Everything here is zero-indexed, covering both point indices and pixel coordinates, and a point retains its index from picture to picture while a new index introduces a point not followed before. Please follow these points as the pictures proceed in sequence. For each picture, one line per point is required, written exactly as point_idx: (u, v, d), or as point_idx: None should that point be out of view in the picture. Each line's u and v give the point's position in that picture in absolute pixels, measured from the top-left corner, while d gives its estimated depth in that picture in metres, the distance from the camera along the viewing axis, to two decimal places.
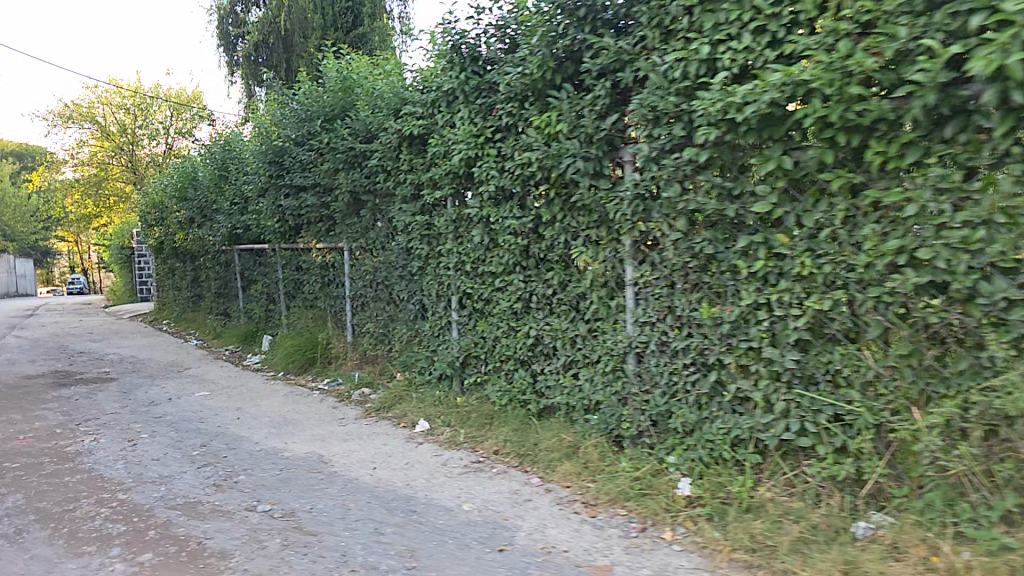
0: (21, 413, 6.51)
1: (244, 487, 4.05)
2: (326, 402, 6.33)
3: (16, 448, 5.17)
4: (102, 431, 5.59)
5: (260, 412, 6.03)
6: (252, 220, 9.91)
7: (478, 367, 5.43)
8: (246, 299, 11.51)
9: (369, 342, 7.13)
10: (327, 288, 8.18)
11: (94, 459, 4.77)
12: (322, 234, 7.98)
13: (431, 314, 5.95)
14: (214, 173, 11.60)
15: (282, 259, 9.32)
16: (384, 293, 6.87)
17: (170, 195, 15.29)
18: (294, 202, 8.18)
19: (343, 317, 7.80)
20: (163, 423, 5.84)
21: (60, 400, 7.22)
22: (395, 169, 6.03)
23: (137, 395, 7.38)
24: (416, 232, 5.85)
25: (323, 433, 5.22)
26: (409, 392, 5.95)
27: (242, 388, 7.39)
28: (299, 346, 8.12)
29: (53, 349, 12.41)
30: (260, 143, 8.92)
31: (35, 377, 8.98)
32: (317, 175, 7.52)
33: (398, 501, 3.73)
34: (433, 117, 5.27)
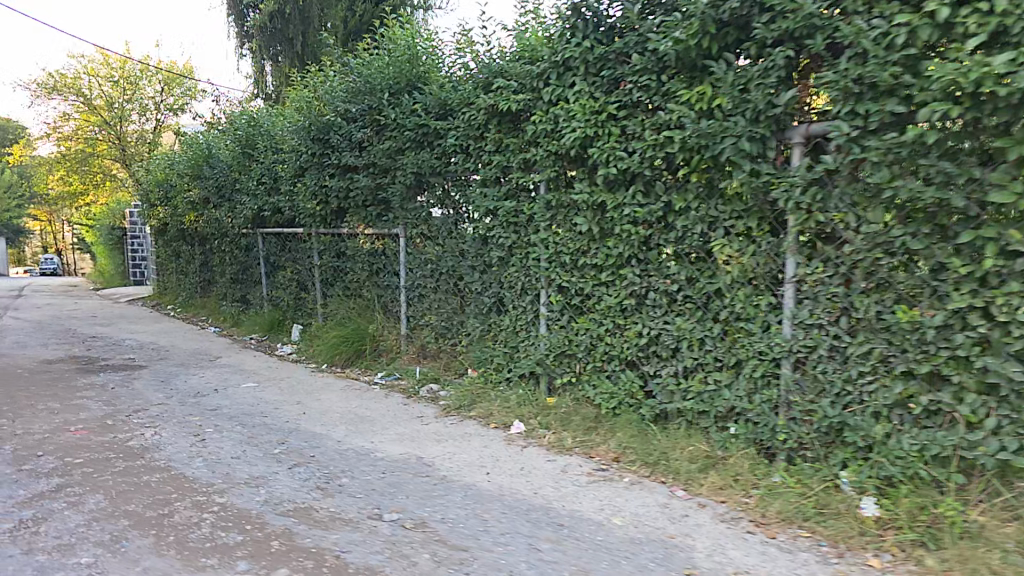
0: (56, 402, 5.99)
1: (353, 491, 3.67)
2: (392, 399, 5.94)
3: (70, 442, 4.69)
4: (161, 425, 5.16)
5: (325, 408, 5.62)
6: (282, 202, 9.35)
7: (573, 366, 5.05)
8: (270, 286, 11.03)
9: (429, 335, 6.77)
10: (375, 277, 7.75)
11: (167, 456, 4.33)
12: (373, 218, 7.50)
13: (513, 308, 5.59)
14: (234, 150, 10.95)
15: (319, 245, 8.84)
16: (450, 284, 6.49)
17: (178, 175, 14.61)
18: (341, 181, 7.67)
19: (396, 309, 7.41)
20: (223, 418, 5.40)
21: (94, 388, 6.72)
22: (477, 149, 5.59)
23: (175, 385, 6.90)
24: (501, 219, 5.46)
25: (408, 433, 4.84)
26: (487, 391, 5.60)
27: (291, 381, 6.98)
28: (344, 339, 7.70)
29: (60, 333, 11.76)
30: (298, 119, 8.33)
31: (54, 363, 8.41)
32: (373, 155, 7.04)
33: (537, 512, 3.38)
34: (538, 91, 4.82)
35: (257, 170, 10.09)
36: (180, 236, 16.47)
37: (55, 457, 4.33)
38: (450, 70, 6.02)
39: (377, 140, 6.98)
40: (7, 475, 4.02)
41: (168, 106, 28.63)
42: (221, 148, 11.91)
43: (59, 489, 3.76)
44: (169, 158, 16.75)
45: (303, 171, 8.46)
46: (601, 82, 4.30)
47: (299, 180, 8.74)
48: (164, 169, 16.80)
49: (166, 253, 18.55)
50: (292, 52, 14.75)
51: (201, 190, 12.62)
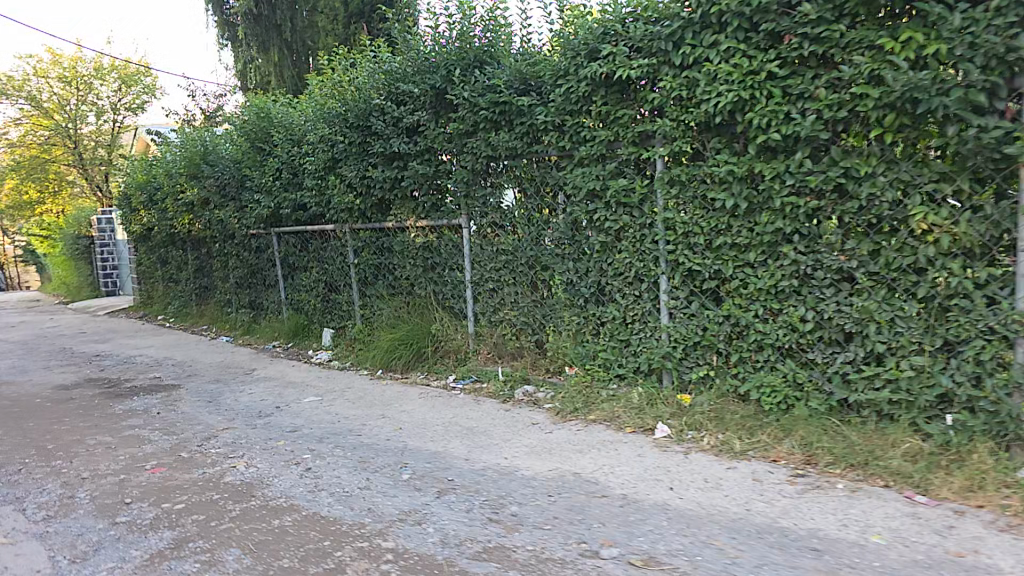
0: (108, 434, 5.28)
1: (538, 522, 3.14)
2: (487, 404, 5.39)
3: (155, 483, 4.04)
4: (249, 454, 4.53)
5: (423, 421, 5.07)
6: (307, 198, 8.60)
7: (707, 358, 4.54)
8: (286, 289, 10.25)
9: (507, 332, 6.26)
10: (430, 273, 7.16)
11: (285, 493, 3.74)
12: (428, 208, 6.89)
13: (621, 298, 5.06)
14: (239, 145, 10.09)
15: (355, 243, 8.18)
16: (532, 276, 5.96)
17: (166, 176, 13.62)
18: (389, 171, 7.01)
19: (460, 306, 6.85)
20: (312, 441, 4.79)
21: (138, 415, 5.98)
22: (574, 126, 5.07)
23: (228, 404, 6.21)
24: (607, 199, 4.96)
25: (539, 444, 4.31)
26: (597, 391, 5.08)
27: (354, 391, 6.36)
28: (402, 341, 7.13)
29: (55, 354, 10.77)
30: (329, 107, 7.64)
31: (72, 387, 7.58)
32: (431, 140, 6.41)
33: (773, 534, 2.86)
34: (665, 54, 4.39)
35: (272, 164, 9.30)
36: (167, 242, 15.45)
37: (150, 504, 3.69)
38: (531, 43, 5.54)
39: (436, 123, 6.36)
40: (105, 531, 3.39)
41: (126, 106, 27.17)
42: (223, 145, 11.05)
43: (181, 546, 3.14)
44: (149, 159, 15.68)
45: (338, 164, 7.76)
46: (754, 37, 3.92)
47: (329, 173, 8.02)
48: (144, 170, 15.72)
49: (148, 260, 17.42)
50: (280, 40, 13.89)
51: (198, 190, 11.72)
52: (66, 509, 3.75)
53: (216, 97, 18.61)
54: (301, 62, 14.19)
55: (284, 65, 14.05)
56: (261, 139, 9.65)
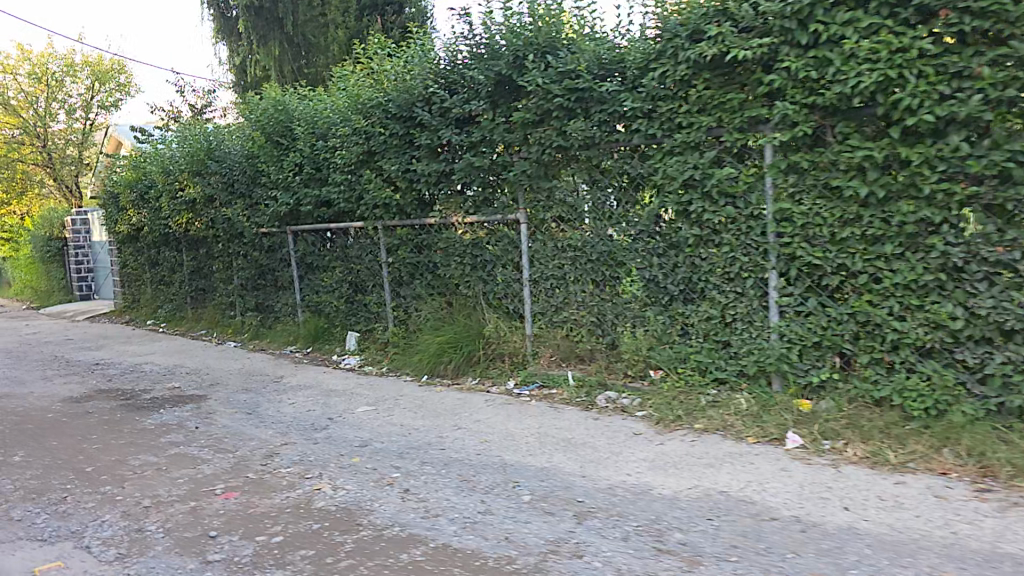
0: (151, 453, 4.72)
1: (718, 552, 2.74)
2: (569, 412, 4.95)
3: (234, 511, 3.53)
4: (328, 474, 4.03)
5: (506, 433, 4.62)
6: (334, 194, 8.10)
7: (828, 360, 4.18)
8: (301, 291, 9.67)
9: (573, 333, 5.84)
10: (479, 271, 6.68)
11: (398, 520, 3.28)
12: (479, 202, 6.45)
13: (720, 296, 4.67)
14: (253, 139, 9.54)
15: (389, 241, 7.68)
16: (603, 274, 5.54)
17: (162, 174, 12.96)
18: (440, 164, 6.57)
19: (514, 305, 6.39)
20: (391, 457, 4.32)
21: (173, 429, 5.40)
22: (667, 112, 4.66)
23: (270, 416, 5.66)
24: (707, 190, 4.56)
25: (655, 457, 3.89)
26: (694, 396, 4.68)
27: (408, 398, 5.88)
28: (450, 345, 6.66)
29: (49, 363, 9.98)
30: (368, 97, 7.20)
31: (84, 399, 6.93)
32: (489, 130, 5.97)
33: (1004, 561, 2.53)
34: (785, 34, 4.01)
35: (293, 158, 8.84)
36: (159, 243, 14.71)
37: (242, 538, 3.20)
38: (610, 33, 5.20)
39: (497, 112, 5.94)
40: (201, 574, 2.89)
41: (100, 103, 26.24)
42: (236, 140, 10.56)
43: None
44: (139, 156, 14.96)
45: (377, 157, 7.30)
46: (902, 14, 3.59)
47: (363, 167, 7.57)
48: (134, 168, 14.98)
49: (134, 262, 16.57)
50: (281, 33, 13.62)
51: (202, 188, 11.10)
52: (140, 545, 3.22)
53: (205, 94, 18.04)
54: (302, 57, 13.86)
55: (284, 60, 13.73)
56: (279, 132, 9.13)
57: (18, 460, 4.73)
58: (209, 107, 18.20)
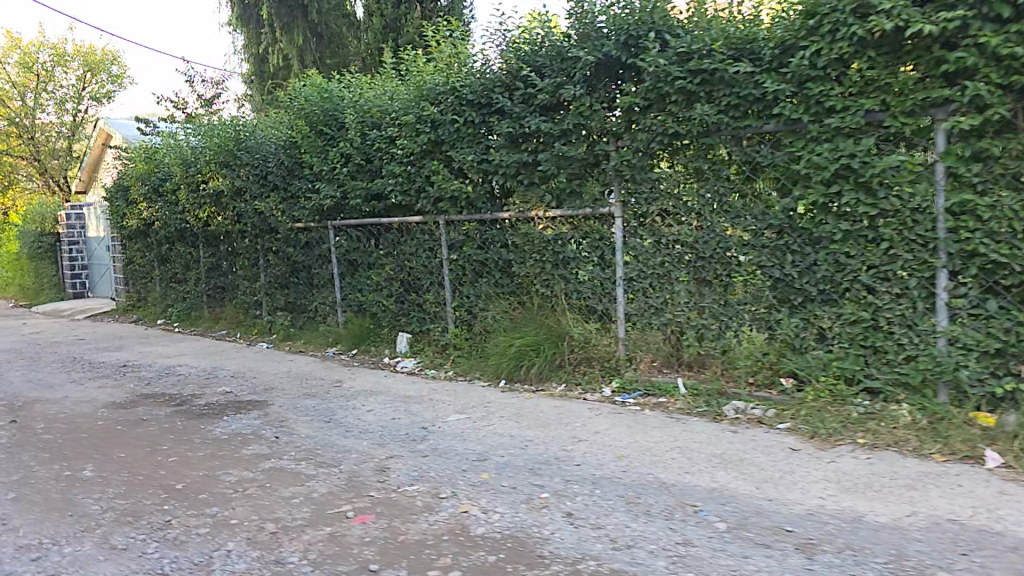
0: (242, 467, 4.24)
1: None
2: (699, 423, 4.49)
3: (382, 541, 3.08)
4: (466, 496, 3.56)
5: (640, 447, 4.15)
6: (391, 186, 7.63)
7: (1010, 369, 3.83)
8: (342, 289, 9.13)
9: (678, 336, 5.38)
10: (561, 269, 6.16)
11: (587, 552, 2.85)
12: (565, 195, 5.96)
13: (872, 298, 4.24)
14: (296, 129, 9.03)
15: (452, 237, 7.19)
16: (715, 272, 5.06)
17: (183, 166, 12.38)
18: (524, 153, 6.09)
19: (603, 306, 5.85)
20: (525, 474, 3.89)
21: (249, 440, 4.87)
22: (816, 95, 4.21)
23: (350, 426, 5.14)
24: (863, 180, 4.12)
25: (838, 477, 3.47)
26: (842, 408, 4.25)
27: (500, 405, 5.41)
28: (532, 348, 6.20)
29: (70, 364, 9.37)
30: (440, 83, 6.75)
31: (131, 404, 6.39)
32: (587, 117, 5.51)
33: None
34: (977, 7, 3.64)
35: (343, 149, 8.36)
36: (173, 238, 14.08)
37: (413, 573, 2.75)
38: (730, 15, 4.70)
39: (595, 98, 5.45)
40: None
41: (93, 95, 25.44)
42: (274, 131, 10.06)
43: None
44: (153, 147, 14.34)
45: (446, 147, 6.82)
46: None
47: (429, 158, 7.13)
48: (147, 160, 14.37)
49: (142, 258, 15.87)
50: (305, 21, 13.26)
51: (232, 180, 10.61)
52: None
53: (213, 84, 17.55)
54: (325, 46, 13.55)
55: (307, 49, 13.37)
56: (326, 122, 8.64)
57: (91, 477, 4.22)
58: (218, 100, 17.78)
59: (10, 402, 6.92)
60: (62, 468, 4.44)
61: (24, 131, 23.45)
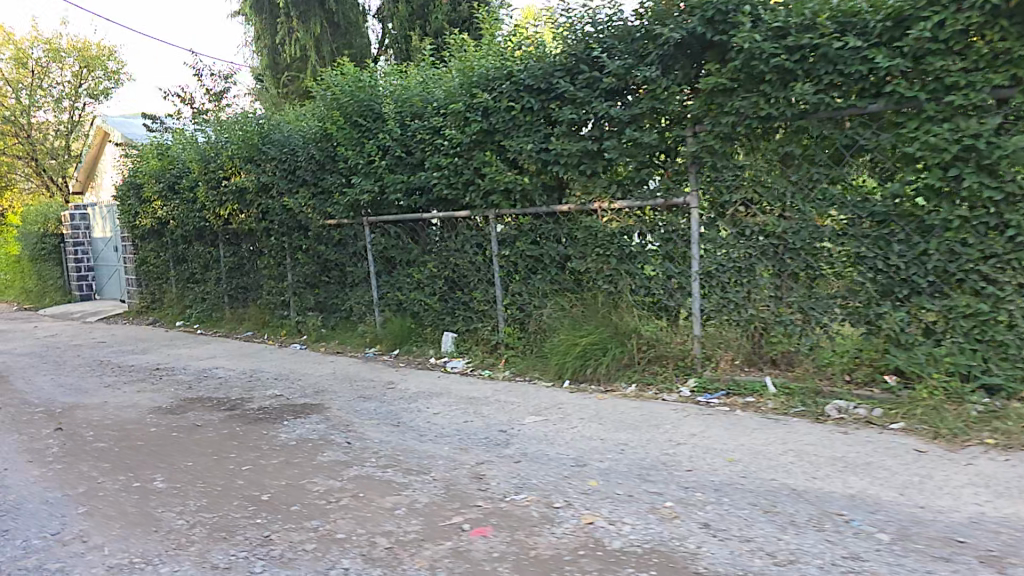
0: (326, 476, 3.98)
1: None
2: (803, 424, 4.26)
3: (515, 557, 2.84)
4: (584, 505, 3.32)
5: (749, 451, 3.90)
6: (438, 180, 7.35)
7: None
8: (379, 287, 8.85)
9: (762, 332, 5.14)
10: (626, 263, 5.91)
11: (749, 569, 2.62)
12: (629, 180, 5.70)
13: (992, 288, 4.06)
14: (329, 121, 8.72)
15: (503, 231, 6.91)
16: (806, 264, 4.84)
17: (201, 163, 12.06)
18: (587, 141, 5.78)
19: (675, 302, 5.60)
20: (635, 481, 3.64)
21: (320, 446, 4.61)
22: (936, 70, 4.04)
23: (421, 430, 4.88)
24: (989, 163, 3.95)
25: (986, 481, 3.25)
26: (959, 407, 4.06)
27: (576, 407, 5.16)
28: (598, 346, 5.96)
29: (98, 367, 9.07)
30: (493, 68, 6.45)
31: (179, 409, 6.12)
32: (664, 102, 5.23)
33: None
34: None
35: (381, 141, 8.06)
36: (190, 237, 13.76)
37: None
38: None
39: (673, 79, 5.19)
40: None
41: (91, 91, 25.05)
42: (302, 124, 9.74)
43: None
44: (167, 144, 14.01)
45: (500, 136, 6.52)
46: None
47: (479, 149, 6.83)
48: (161, 157, 14.03)
49: (155, 258, 15.53)
50: (322, 11, 13.23)
51: (257, 175, 10.30)
52: None
53: (220, 78, 17.31)
54: (342, 35, 13.55)
55: (324, 39, 13.27)
56: (362, 113, 8.35)
57: (165, 487, 3.96)
58: (226, 94, 17.47)
59: (48, 407, 6.63)
60: (130, 477, 4.17)
61: (22, 129, 22.97)
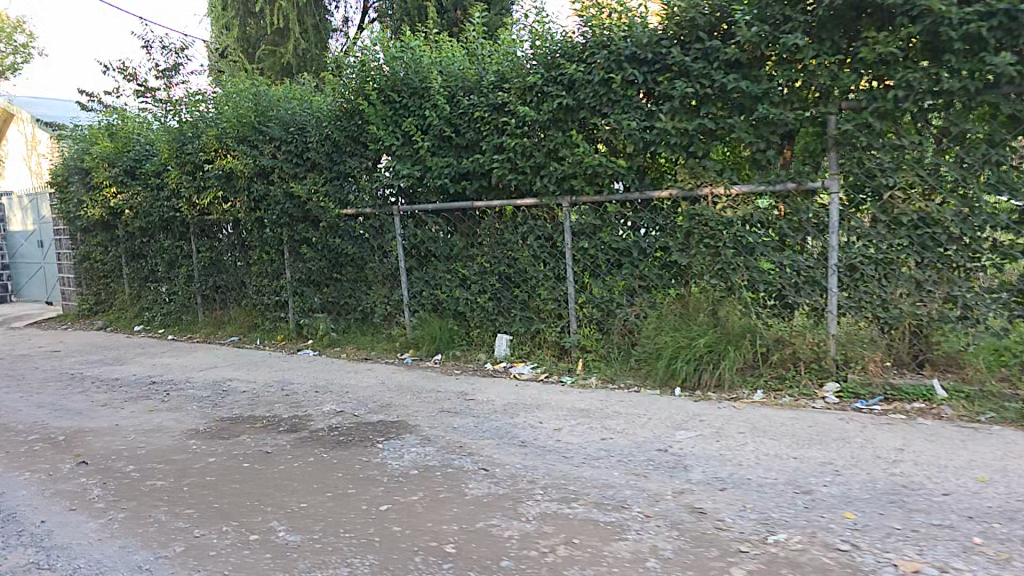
0: (506, 516, 3.21)
1: None
2: (1013, 436, 3.86)
3: None
4: (879, 545, 2.73)
5: (991, 467, 3.43)
6: (500, 164, 6.67)
7: None
8: (409, 285, 8.00)
9: (916, 329, 4.88)
10: (743, 256, 5.50)
11: None
12: (748, 164, 5.46)
13: None
14: (359, 98, 7.74)
15: (581, 222, 6.32)
16: (975, 255, 4.68)
17: (169, 145, 10.43)
18: (706, 119, 5.42)
19: (804, 298, 5.26)
20: (898, 508, 3.08)
21: (455, 478, 3.79)
22: None
23: (562, 450, 4.19)
24: None
25: None
26: None
27: (721, 418, 4.59)
28: (710, 347, 5.45)
29: (75, 381, 7.69)
30: (583, 40, 5.91)
31: (225, 431, 5.08)
32: (812, 75, 4.99)
33: None
34: None
35: (424, 120, 7.27)
36: (150, 230, 12.26)
37: None
38: None
39: (825, 48, 4.92)
40: None
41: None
42: (310, 101, 8.69)
43: None
44: (122, 124, 12.36)
45: (588, 113, 5.98)
46: None
47: (555, 128, 6.26)
48: (114, 138, 12.35)
49: (101, 254, 13.73)
50: None
51: (251, 158, 8.91)
52: None
53: (169, 53, 15.77)
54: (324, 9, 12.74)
55: (307, 11, 12.41)
56: (397, 89, 7.47)
57: (300, 540, 3.07)
58: (180, 70, 15.87)
59: (44, 433, 5.38)
60: (239, 527, 3.24)
61: None
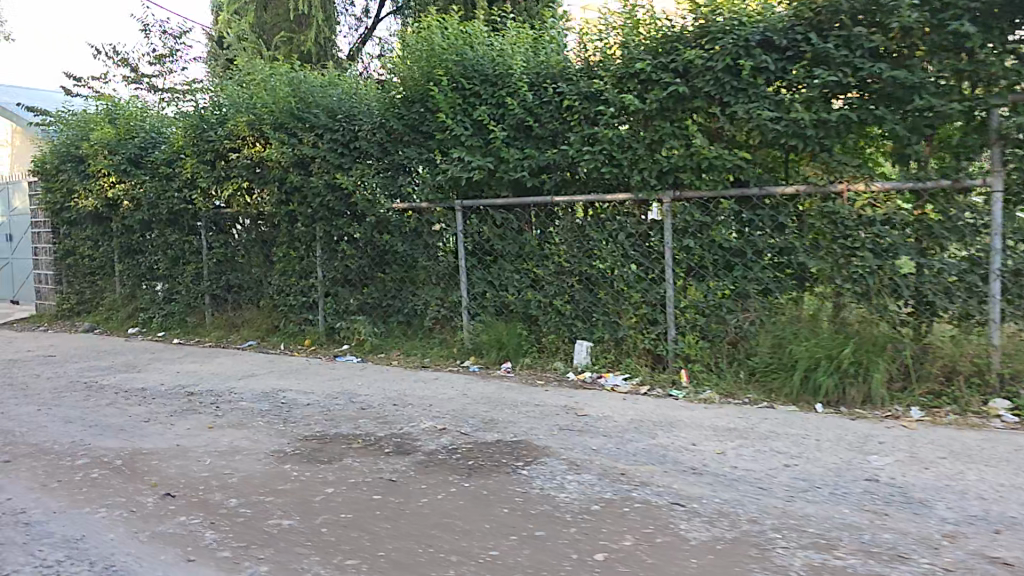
0: (768, 570, 2.63)
1: None
2: None
3: None
4: None
5: None
6: (590, 156, 6.07)
7: None
8: (469, 285, 7.34)
9: None
10: (884, 257, 5.06)
11: None
12: (891, 158, 5.07)
13: None
14: (422, 81, 7.09)
15: (687, 219, 5.79)
16: None
17: (185, 131, 9.51)
18: (849, 110, 5.01)
19: (961, 305, 4.87)
20: None
21: (655, 516, 3.17)
22: None
23: (749, 479, 3.61)
24: None
25: None
26: None
27: (900, 439, 4.09)
28: (855, 360, 4.97)
29: (94, 392, 6.74)
30: (701, 22, 5.45)
31: (319, 454, 4.33)
32: (982, 65, 4.70)
33: None
34: None
35: (498, 107, 6.65)
36: (150, 224, 11.23)
37: None
38: None
39: (993, 39, 4.67)
40: None
41: None
42: (357, 88, 8.03)
43: None
44: (123, 109, 11.34)
45: (705, 102, 5.52)
46: None
47: (662, 118, 5.74)
48: (113, 123, 11.30)
49: (90, 248, 12.55)
50: None
51: (286, 146, 8.12)
52: None
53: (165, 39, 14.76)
54: None
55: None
56: (465, 73, 6.83)
57: None
58: (177, 56, 14.87)
59: (93, 457, 4.52)
60: None
61: None
